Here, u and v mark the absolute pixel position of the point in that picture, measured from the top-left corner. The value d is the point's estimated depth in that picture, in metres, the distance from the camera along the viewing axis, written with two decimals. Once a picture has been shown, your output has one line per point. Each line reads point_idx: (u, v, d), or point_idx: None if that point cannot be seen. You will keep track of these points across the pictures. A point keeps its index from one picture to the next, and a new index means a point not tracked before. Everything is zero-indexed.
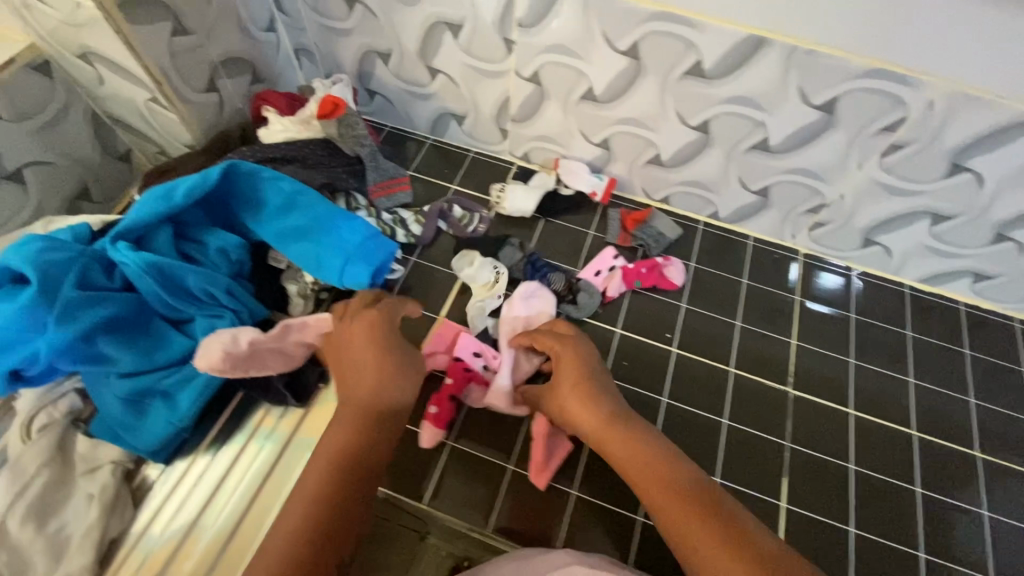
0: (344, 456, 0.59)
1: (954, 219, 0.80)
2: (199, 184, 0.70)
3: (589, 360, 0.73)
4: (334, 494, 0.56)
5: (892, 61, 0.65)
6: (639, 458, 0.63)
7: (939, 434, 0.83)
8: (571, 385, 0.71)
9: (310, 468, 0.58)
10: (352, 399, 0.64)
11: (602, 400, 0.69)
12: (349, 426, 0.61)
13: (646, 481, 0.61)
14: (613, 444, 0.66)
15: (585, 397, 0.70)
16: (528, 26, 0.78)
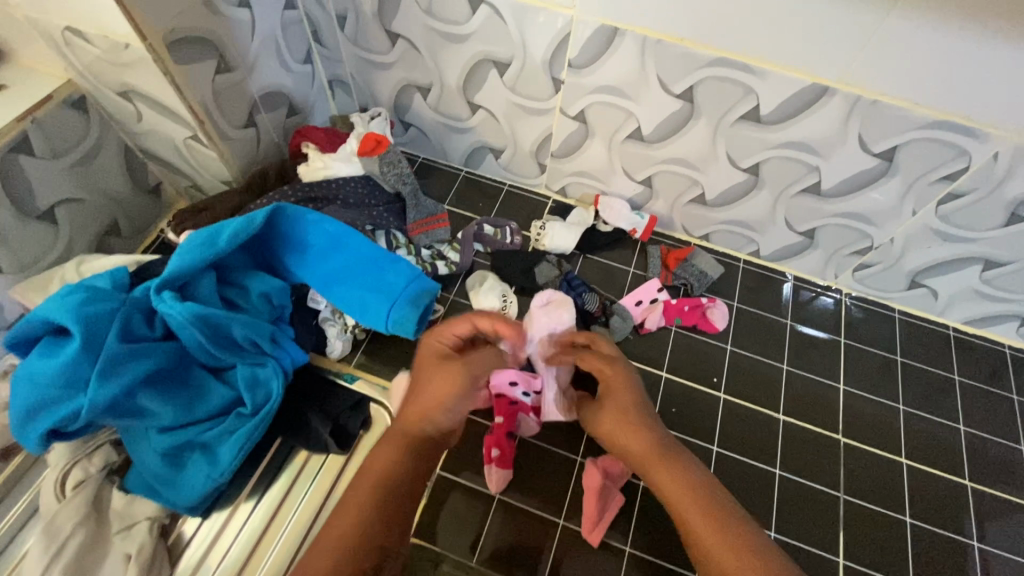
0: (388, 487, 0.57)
1: (1007, 266, 0.79)
2: (244, 227, 0.68)
3: (635, 388, 0.68)
4: (374, 530, 0.54)
5: (961, 114, 0.64)
6: (691, 500, 0.57)
7: (995, 483, 0.81)
8: (617, 416, 0.65)
9: (352, 498, 0.56)
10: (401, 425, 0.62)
11: (650, 431, 0.64)
12: (396, 453, 0.59)
13: (699, 526, 0.55)
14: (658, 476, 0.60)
15: (631, 427, 0.64)
16: (579, 66, 0.76)
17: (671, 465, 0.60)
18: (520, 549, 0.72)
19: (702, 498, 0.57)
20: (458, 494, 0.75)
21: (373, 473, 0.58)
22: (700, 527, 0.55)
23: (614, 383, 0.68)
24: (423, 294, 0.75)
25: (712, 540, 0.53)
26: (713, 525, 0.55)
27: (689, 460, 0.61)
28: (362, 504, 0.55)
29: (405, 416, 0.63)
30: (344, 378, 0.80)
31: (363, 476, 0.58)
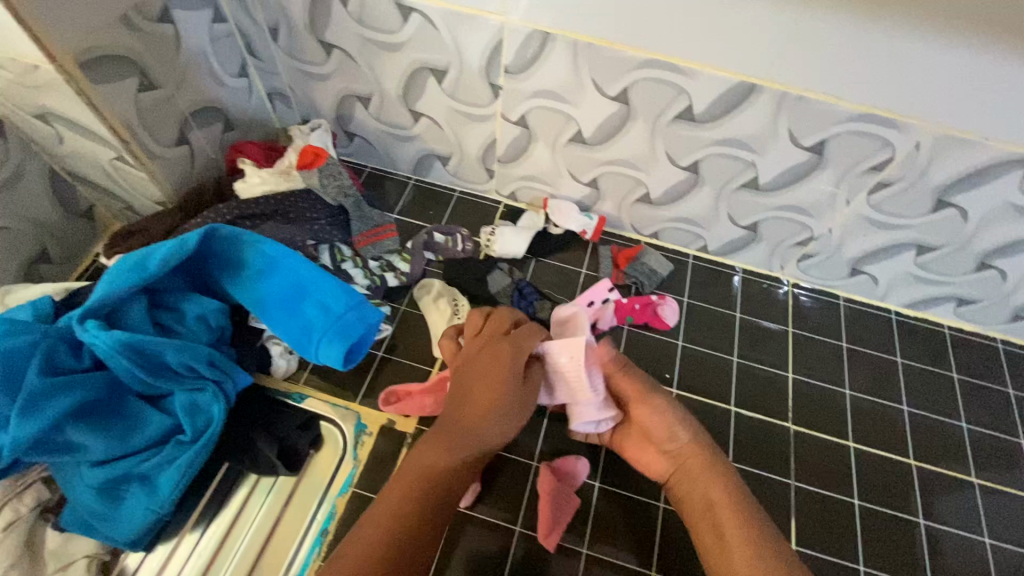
0: (432, 480, 0.61)
1: (939, 250, 0.81)
2: (176, 251, 0.66)
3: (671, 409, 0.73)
4: (413, 518, 0.58)
5: (882, 107, 0.66)
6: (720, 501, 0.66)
7: (937, 461, 0.84)
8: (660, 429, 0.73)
9: (397, 484, 0.61)
10: (445, 428, 0.66)
11: (685, 431, 0.72)
12: (434, 453, 0.63)
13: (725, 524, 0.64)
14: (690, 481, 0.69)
15: (671, 427, 0.72)
16: (515, 72, 0.76)
17: (708, 473, 0.69)
18: (477, 559, 0.71)
19: (728, 496, 0.66)
20: None
21: (428, 462, 0.62)
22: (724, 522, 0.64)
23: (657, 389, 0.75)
24: (361, 316, 0.74)
25: (732, 526, 0.63)
26: (734, 517, 0.64)
27: (719, 462, 0.70)
28: (401, 496, 0.60)
29: (455, 416, 0.66)
30: (293, 399, 0.79)
31: (404, 472, 0.62)
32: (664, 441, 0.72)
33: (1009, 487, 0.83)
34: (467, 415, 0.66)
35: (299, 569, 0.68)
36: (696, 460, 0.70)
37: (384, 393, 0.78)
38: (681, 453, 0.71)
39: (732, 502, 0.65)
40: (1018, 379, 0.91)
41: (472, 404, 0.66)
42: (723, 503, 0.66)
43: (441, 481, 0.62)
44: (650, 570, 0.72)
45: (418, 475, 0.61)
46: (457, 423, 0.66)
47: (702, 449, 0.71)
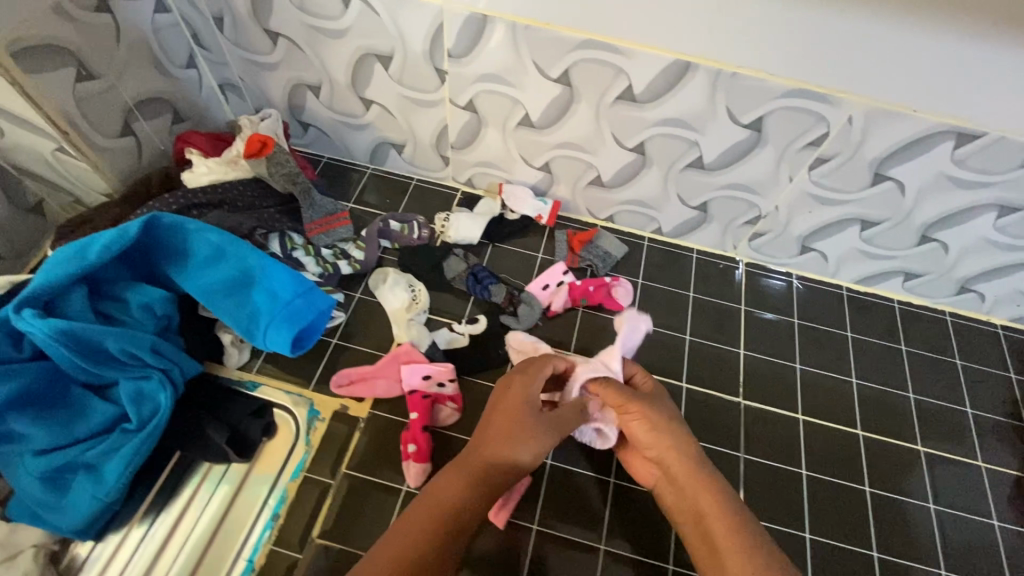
0: (449, 517, 0.58)
1: (882, 224, 0.83)
2: (116, 240, 0.66)
3: (663, 412, 0.71)
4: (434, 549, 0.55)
5: (813, 83, 0.67)
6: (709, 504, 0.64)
7: (884, 431, 0.86)
8: (649, 433, 0.70)
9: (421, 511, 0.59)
10: (473, 459, 0.64)
11: (680, 443, 0.69)
12: (460, 484, 0.61)
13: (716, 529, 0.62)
14: (684, 484, 0.67)
15: (663, 441, 0.69)
16: (458, 56, 0.77)
17: (700, 477, 0.67)
18: None
19: (725, 515, 0.63)
20: (365, 493, 0.73)
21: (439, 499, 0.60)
22: (713, 524, 0.63)
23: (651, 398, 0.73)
24: (311, 302, 0.75)
25: (730, 552, 0.60)
26: (732, 537, 0.61)
27: (716, 477, 0.67)
28: (426, 526, 0.57)
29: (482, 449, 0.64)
30: (247, 386, 0.79)
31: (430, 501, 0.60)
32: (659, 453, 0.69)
33: (955, 454, 0.84)
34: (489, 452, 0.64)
35: (250, 554, 0.69)
36: (692, 475, 0.67)
37: (335, 375, 0.80)
38: (670, 459, 0.69)
39: (729, 520, 0.62)
40: (964, 350, 0.93)
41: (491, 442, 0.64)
42: (722, 525, 0.62)
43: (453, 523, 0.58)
44: (598, 542, 0.74)
45: (423, 517, 0.58)
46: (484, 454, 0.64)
47: (699, 463, 0.68)
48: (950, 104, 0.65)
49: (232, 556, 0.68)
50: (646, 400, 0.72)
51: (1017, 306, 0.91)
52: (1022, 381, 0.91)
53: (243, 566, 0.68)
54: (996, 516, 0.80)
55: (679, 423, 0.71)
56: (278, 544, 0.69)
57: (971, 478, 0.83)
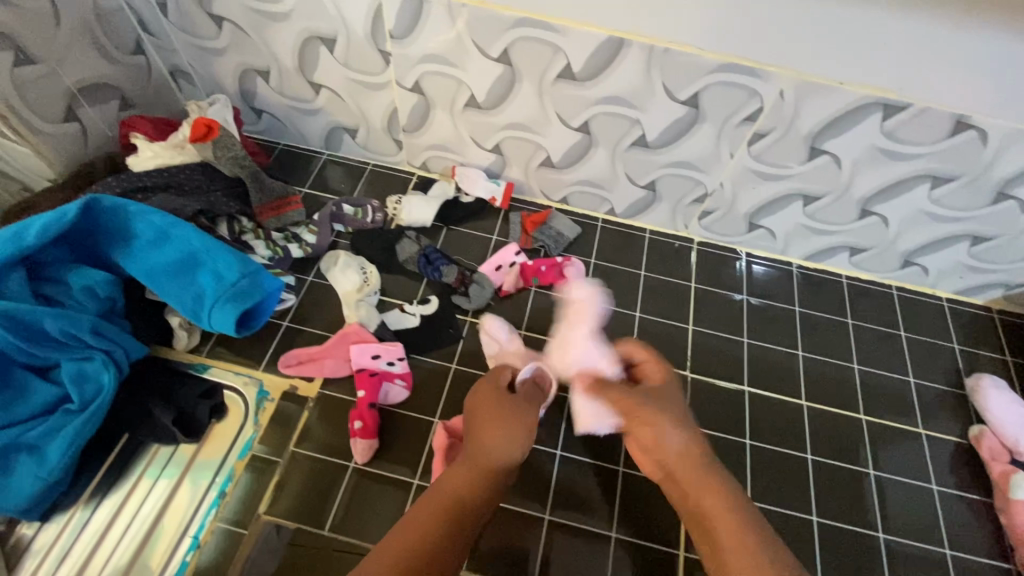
0: (452, 513, 0.57)
1: (823, 199, 0.84)
2: (55, 222, 0.66)
3: (667, 405, 0.67)
4: (437, 542, 0.53)
5: (742, 56, 0.69)
6: (714, 502, 0.58)
7: (828, 401, 0.87)
8: (650, 427, 0.65)
9: (422, 509, 0.57)
10: (469, 456, 0.63)
11: (682, 441, 0.64)
12: (461, 481, 0.60)
13: (721, 528, 0.56)
14: (689, 483, 0.61)
15: (664, 435, 0.64)
16: (400, 37, 0.78)
17: (705, 474, 0.61)
18: (374, 514, 0.72)
19: (731, 513, 0.57)
20: (311, 469, 0.74)
21: (443, 496, 0.58)
22: (717, 522, 0.57)
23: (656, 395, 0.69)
24: (256, 283, 0.75)
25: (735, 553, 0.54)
26: (737, 534, 0.55)
27: (725, 476, 0.61)
28: (427, 521, 0.55)
29: (476, 446, 0.64)
30: (196, 368, 0.79)
31: (431, 499, 0.58)
32: (656, 451, 0.65)
33: (896, 422, 0.86)
34: (488, 451, 0.63)
35: (195, 531, 0.70)
36: (696, 469, 0.62)
37: (284, 355, 0.81)
38: (673, 457, 0.63)
39: (735, 519, 0.56)
40: (909, 323, 0.95)
41: (490, 440, 0.64)
42: (729, 526, 0.56)
43: (461, 520, 0.57)
44: (544, 514, 0.75)
45: (430, 516, 0.56)
46: (478, 450, 0.63)
47: (702, 460, 0.62)
48: (875, 75, 0.67)
49: (179, 534, 0.69)
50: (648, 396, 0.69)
51: (960, 279, 0.93)
52: (965, 352, 0.93)
53: (187, 542, 0.69)
54: (935, 481, 0.82)
55: (685, 421, 0.66)
56: (223, 521, 0.70)
57: (911, 445, 0.85)
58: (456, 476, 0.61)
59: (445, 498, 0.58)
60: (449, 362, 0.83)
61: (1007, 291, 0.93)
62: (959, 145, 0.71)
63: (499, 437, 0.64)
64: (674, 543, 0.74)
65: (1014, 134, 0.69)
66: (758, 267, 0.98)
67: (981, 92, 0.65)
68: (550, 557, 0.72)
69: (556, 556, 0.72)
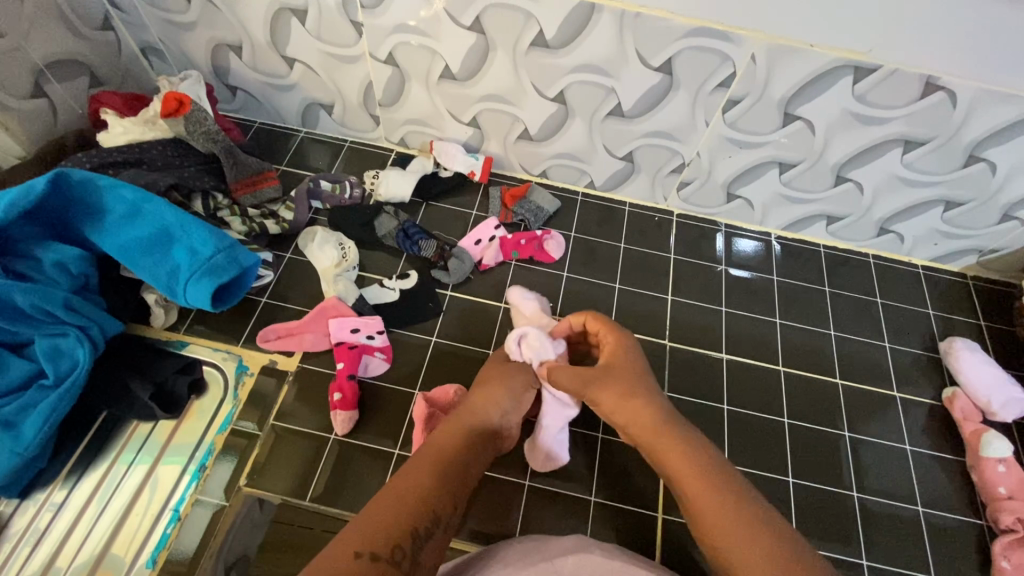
0: (446, 461, 0.59)
1: (799, 166, 0.85)
2: (23, 197, 0.66)
3: (634, 373, 0.68)
4: (438, 489, 0.55)
5: (712, 19, 0.69)
6: (686, 468, 0.59)
7: (804, 366, 0.89)
8: (620, 396, 0.66)
9: (418, 462, 0.59)
10: (457, 418, 0.66)
11: (652, 409, 0.64)
12: (453, 438, 0.63)
13: (697, 491, 0.56)
14: (663, 449, 0.61)
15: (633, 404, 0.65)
16: (371, 7, 0.77)
17: (673, 436, 0.62)
18: (355, 484, 0.73)
19: (707, 469, 0.58)
20: (293, 442, 0.75)
21: (433, 452, 0.60)
22: (687, 481, 0.58)
23: (618, 365, 0.69)
24: (232, 257, 0.75)
25: (717, 518, 0.54)
26: (711, 493, 0.56)
27: (699, 440, 0.61)
28: (424, 469, 0.57)
29: (464, 411, 0.67)
30: (174, 346, 0.79)
31: (427, 450, 0.61)
32: (627, 422, 0.65)
33: (872, 386, 0.88)
34: (468, 416, 0.66)
35: (175, 504, 0.70)
36: (661, 440, 0.62)
37: (261, 331, 0.81)
38: (642, 427, 0.64)
39: (709, 480, 0.57)
40: (885, 290, 0.96)
41: (476, 405, 0.68)
42: (703, 489, 0.56)
43: (451, 473, 0.58)
44: (526, 482, 0.75)
45: (427, 461, 0.58)
46: (468, 412, 0.67)
47: (669, 426, 0.63)
48: (844, 38, 0.67)
49: (159, 508, 0.70)
50: (612, 371, 0.68)
51: (935, 245, 0.94)
52: (940, 317, 0.94)
53: (168, 516, 0.69)
54: (909, 442, 0.84)
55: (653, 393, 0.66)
56: (204, 494, 0.71)
57: (887, 409, 0.86)
58: (437, 439, 0.63)
59: (433, 454, 0.60)
60: (429, 336, 0.84)
61: (981, 257, 0.95)
62: (930, 106, 0.72)
63: (490, 405, 0.68)
64: (652, 506, 0.75)
65: (983, 95, 0.69)
66: (746, 241, 0.99)
67: (950, 51, 0.66)
68: (529, 523, 0.73)
69: (536, 521, 0.73)
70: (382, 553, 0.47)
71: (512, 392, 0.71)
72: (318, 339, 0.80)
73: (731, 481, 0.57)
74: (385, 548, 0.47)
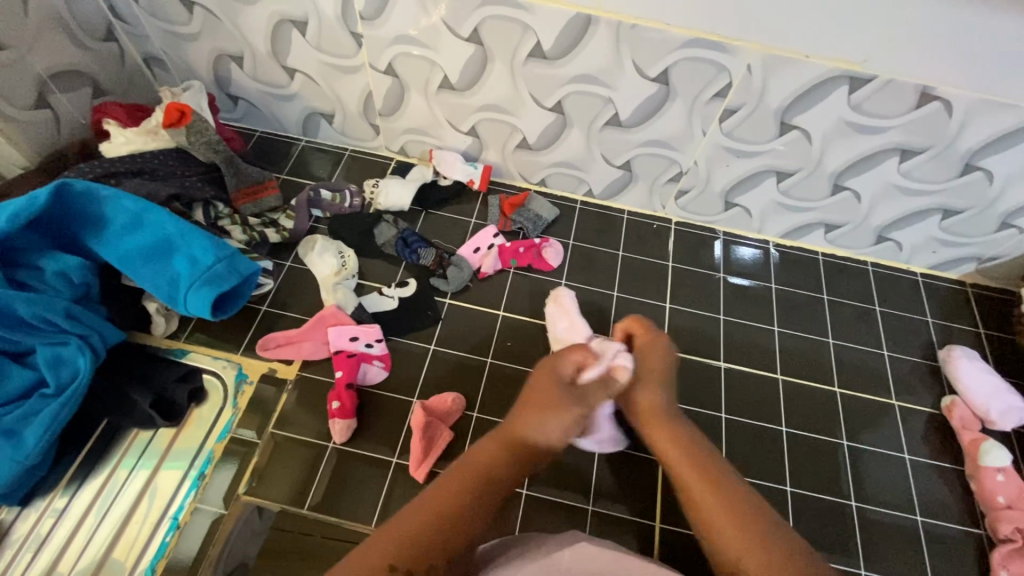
0: (486, 484, 0.57)
1: (796, 174, 0.85)
2: (26, 208, 0.67)
3: (654, 365, 0.73)
4: (473, 517, 0.54)
5: (707, 30, 0.70)
6: (669, 439, 0.66)
7: (801, 374, 0.89)
8: (627, 374, 0.73)
9: (454, 479, 0.57)
10: (503, 434, 0.62)
11: (649, 391, 0.71)
12: (493, 456, 0.60)
13: (675, 459, 0.64)
14: (653, 425, 0.68)
15: (632, 385, 0.72)
16: (371, 18, 0.78)
17: (661, 414, 0.69)
18: (354, 492, 0.73)
19: (690, 453, 0.63)
20: (292, 450, 0.75)
21: (473, 472, 0.57)
22: (669, 450, 0.65)
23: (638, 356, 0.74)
24: (231, 266, 0.76)
25: (689, 478, 0.61)
26: (685, 461, 0.63)
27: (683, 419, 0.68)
28: (461, 492, 0.55)
29: (514, 422, 0.63)
30: (174, 354, 0.80)
31: (465, 467, 0.58)
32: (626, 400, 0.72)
33: (870, 394, 0.88)
34: (524, 427, 0.62)
35: (175, 512, 0.70)
36: (652, 415, 0.69)
37: (261, 340, 0.81)
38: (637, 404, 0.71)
39: (688, 450, 0.64)
40: (884, 298, 0.96)
41: (527, 421, 0.62)
42: (680, 458, 0.63)
43: (488, 496, 0.56)
44: (524, 491, 0.75)
45: (465, 482, 0.56)
46: (516, 425, 0.63)
47: (661, 406, 0.69)
48: (838, 48, 0.68)
49: (158, 516, 0.70)
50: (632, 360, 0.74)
51: (933, 253, 0.94)
52: (938, 325, 0.94)
53: (168, 523, 0.70)
54: (907, 450, 0.83)
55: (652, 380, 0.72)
56: (203, 502, 0.71)
57: (885, 417, 0.86)
58: (483, 451, 0.60)
59: (472, 475, 0.57)
60: (428, 344, 0.84)
61: (980, 265, 0.95)
62: (926, 116, 0.72)
63: (542, 422, 0.62)
64: (649, 515, 0.75)
65: (978, 104, 0.69)
66: (745, 249, 0.99)
67: (944, 60, 0.66)
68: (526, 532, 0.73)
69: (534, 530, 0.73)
70: (416, 574, 0.48)
71: (567, 410, 0.64)
72: (317, 347, 0.80)
73: (707, 453, 0.63)
74: (416, 571, 0.48)
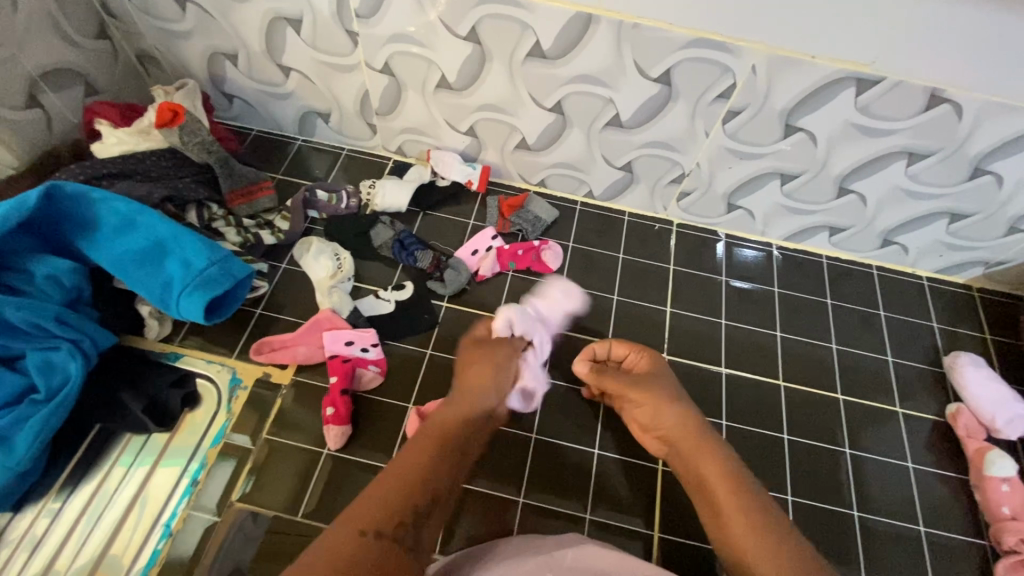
0: (447, 444, 0.58)
1: (800, 177, 0.83)
2: (15, 210, 0.65)
3: (669, 388, 0.71)
4: (439, 473, 0.54)
5: (710, 30, 0.68)
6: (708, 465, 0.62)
7: (804, 380, 0.87)
8: (654, 397, 0.69)
9: (419, 440, 0.57)
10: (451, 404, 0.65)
11: (681, 416, 0.67)
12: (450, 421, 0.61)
13: (714, 486, 0.60)
14: (691, 453, 0.64)
15: (660, 411, 0.68)
16: (366, 16, 0.76)
17: (700, 440, 0.64)
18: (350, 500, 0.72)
19: (722, 471, 0.60)
20: (288, 456, 0.74)
21: (435, 434, 0.58)
22: (709, 478, 0.61)
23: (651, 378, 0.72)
24: (225, 269, 0.74)
25: (732, 512, 0.57)
26: (728, 490, 0.59)
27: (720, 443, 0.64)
28: (426, 450, 0.55)
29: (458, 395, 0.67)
30: (168, 358, 0.79)
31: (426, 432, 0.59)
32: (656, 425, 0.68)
33: (873, 401, 0.86)
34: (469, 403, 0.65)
35: (167, 520, 0.70)
36: (688, 438, 0.65)
37: (255, 344, 0.80)
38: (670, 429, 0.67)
39: (728, 481, 0.60)
40: (888, 302, 0.95)
41: (466, 391, 0.67)
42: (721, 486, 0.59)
43: (450, 454, 0.57)
44: (523, 499, 0.74)
45: (426, 442, 0.57)
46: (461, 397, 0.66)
47: (696, 430, 0.65)
48: (845, 49, 0.66)
49: (151, 522, 0.69)
50: (648, 380, 0.71)
51: (939, 257, 0.92)
52: (944, 330, 0.92)
53: (160, 531, 0.69)
54: (910, 459, 0.82)
55: (683, 399, 0.69)
56: (196, 509, 0.70)
57: (888, 424, 0.85)
58: (444, 418, 0.62)
59: (433, 435, 0.58)
60: (425, 348, 0.83)
61: (987, 269, 0.93)
62: (936, 119, 0.70)
63: (483, 393, 0.66)
64: (648, 524, 0.74)
65: (989, 107, 0.67)
66: (748, 252, 0.97)
67: (954, 62, 0.64)
68: None
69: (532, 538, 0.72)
70: (387, 530, 0.46)
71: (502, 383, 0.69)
72: (311, 351, 0.79)
73: (747, 483, 0.59)
74: (388, 527, 0.46)
